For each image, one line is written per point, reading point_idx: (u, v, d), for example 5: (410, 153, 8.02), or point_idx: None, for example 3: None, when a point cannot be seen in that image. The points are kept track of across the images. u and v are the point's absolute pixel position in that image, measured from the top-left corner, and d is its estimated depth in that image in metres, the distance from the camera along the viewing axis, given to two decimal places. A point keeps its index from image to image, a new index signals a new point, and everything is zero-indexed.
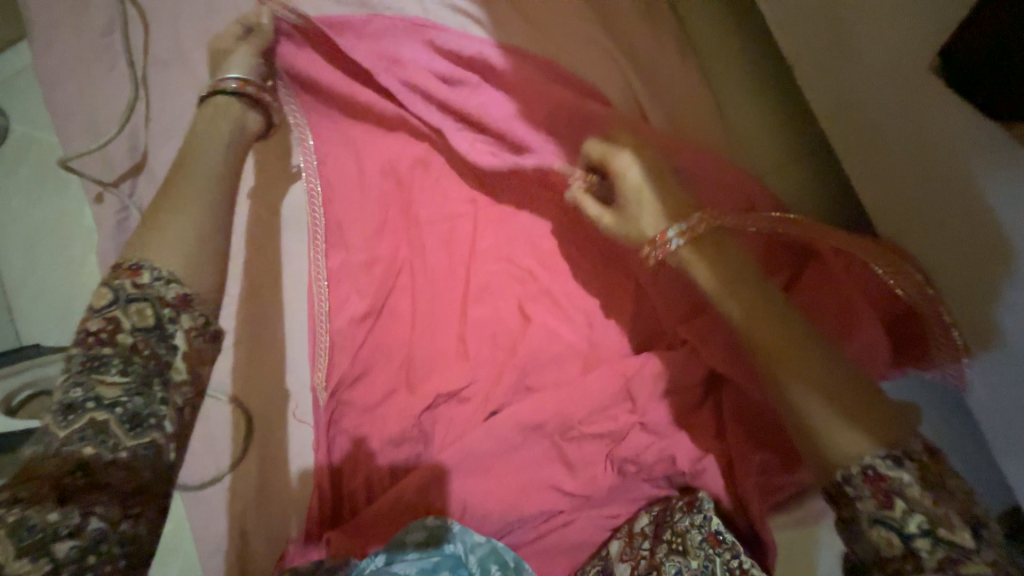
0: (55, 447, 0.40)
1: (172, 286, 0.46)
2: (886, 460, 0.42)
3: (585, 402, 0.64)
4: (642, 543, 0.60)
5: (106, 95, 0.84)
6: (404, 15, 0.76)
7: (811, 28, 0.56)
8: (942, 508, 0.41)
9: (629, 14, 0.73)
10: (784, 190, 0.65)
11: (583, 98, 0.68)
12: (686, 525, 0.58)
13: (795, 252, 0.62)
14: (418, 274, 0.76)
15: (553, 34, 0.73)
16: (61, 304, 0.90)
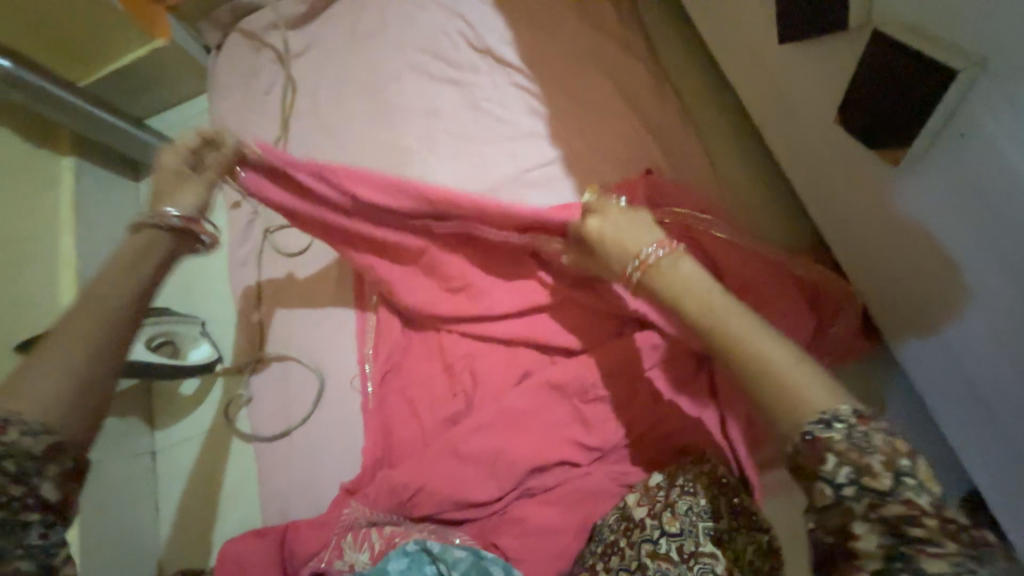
0: None
1: (40, 437, 0.43)
2: (818, 425, 0.43)
3: (600, 369, 0.80)
4: (658, 492, 0.68)
5: (257, 134, 1.16)
6: (480, 87, 1.06)
7: (768, 100, 0.79)
8: (867, 459, 0.41)
9: (644, 93, 1.00)
10: (760, 223, 0.89)
11: (608, 152, 0.95)
12: (696, 472, 0.68)
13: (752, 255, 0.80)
14: None
15: (588, 107, 1.00)
16: (186, 284, 1.15)
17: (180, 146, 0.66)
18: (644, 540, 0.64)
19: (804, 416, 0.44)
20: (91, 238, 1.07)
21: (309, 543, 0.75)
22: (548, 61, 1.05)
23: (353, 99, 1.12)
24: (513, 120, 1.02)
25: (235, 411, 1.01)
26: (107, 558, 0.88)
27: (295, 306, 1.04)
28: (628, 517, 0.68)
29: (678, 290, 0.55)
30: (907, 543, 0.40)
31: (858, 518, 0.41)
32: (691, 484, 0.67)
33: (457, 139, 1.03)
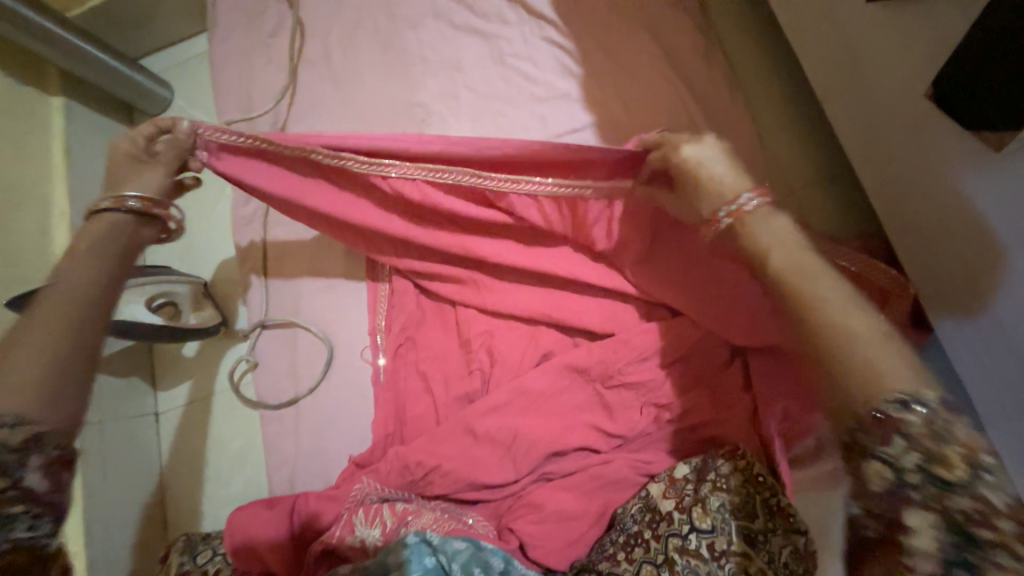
0: None
1: (18, 431, 0.45)
2: (896, 405, 0.43)
3: (626, 354, 0.75)
4: (685, 485, 0.68)
5: (262, 83, 1.07)
6: (509, 42, 0.96)
7: (833, 70, 0.72)
8: (943, 448, 0.43)
9: (691, 56, 0.90)
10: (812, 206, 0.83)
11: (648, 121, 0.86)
12: (729, 468, 0.67)
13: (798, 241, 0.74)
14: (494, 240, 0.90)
15: (627, 69, 0.91)
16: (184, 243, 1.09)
17: (137, 133, 0.67)
18: (671, 534, 0.65)
19: (879, 392, 0.44)
20: (85, 188, 1.00)
21: (318, 517, 0.74)
22: (584, 13, 0.95)
23: (368, 48, 1.02)
24: (543, 80, 0.93)
25: (238, 377, 0.98)
26: (114, 518, 0.87)
27: (303, 271, 0.99)
28: (654, 509, 0.68)
29: (767, 246, 0.54)
30: (968, 544, 0.41)
31: (918, 504, 0.43)
32: (722, 482, 0.66)
33: (481, 97, 0.94)
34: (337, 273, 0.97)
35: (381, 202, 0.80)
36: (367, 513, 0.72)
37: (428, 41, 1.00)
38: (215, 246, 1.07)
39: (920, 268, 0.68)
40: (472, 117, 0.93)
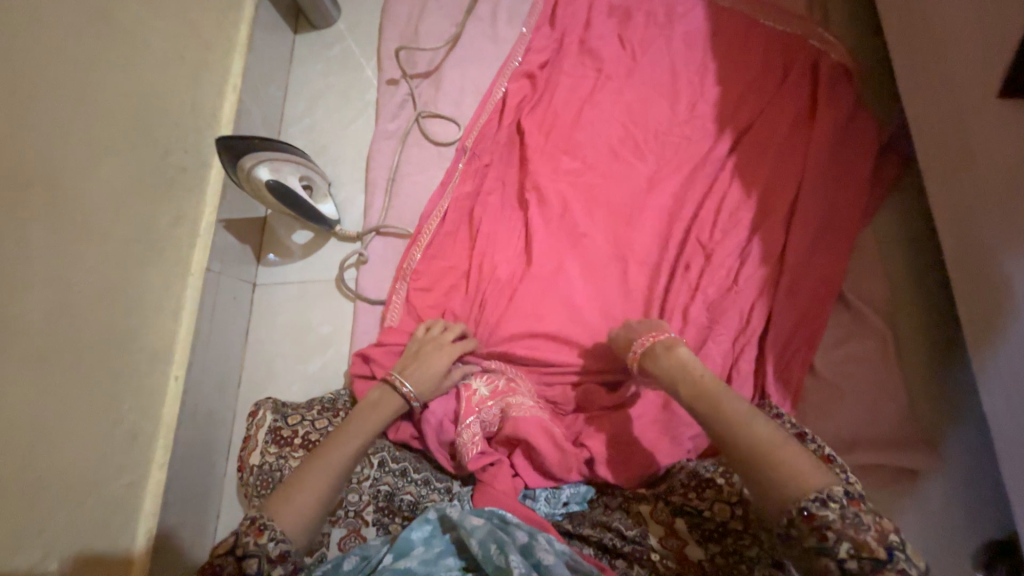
0: (252, 439, 0.82)
1: (289, 416, 0.84)
2: (815, 502, 0.53)
3: (700, 318, 0.88)
4: None
5: (432, 25, 1.18)
6: (648, 34, 1.09)
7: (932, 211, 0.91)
8: (863, 535, 0.52)
9: (833, 74, 0.97)
10: (808, 214, 0.89)
11: (784, 123, 0.95)
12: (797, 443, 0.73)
13: (794, 245, 0.88)
14: (604, 188, 0.98)
15: (769, 76, 1.01)
16: (331, 151, 1.17)
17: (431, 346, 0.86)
18: (720, 499, 0.71)
19: (804, 492, 0.55)
20: (253, 87, 1.11)
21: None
22: (721, 21, 1.07)
23: (513, 10, 1.17)
24: (673, 78, 1.05)
25: (344, 269, 1.06)
26: (258, 367, 1.04)
27: (413, 186, 1.08)
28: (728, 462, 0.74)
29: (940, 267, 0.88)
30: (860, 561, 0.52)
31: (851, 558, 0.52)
32: None
33: (616, 78, 1.06)
34: (451, 186, 1.04)
35: (552, 142, 1.02)
36: (460, 381, 0.85)
37: (569, 14, 1.12)
38: (356, 157, 1.15)
39: (791, 273, 0.87)
40: (609, 93, 1.05)
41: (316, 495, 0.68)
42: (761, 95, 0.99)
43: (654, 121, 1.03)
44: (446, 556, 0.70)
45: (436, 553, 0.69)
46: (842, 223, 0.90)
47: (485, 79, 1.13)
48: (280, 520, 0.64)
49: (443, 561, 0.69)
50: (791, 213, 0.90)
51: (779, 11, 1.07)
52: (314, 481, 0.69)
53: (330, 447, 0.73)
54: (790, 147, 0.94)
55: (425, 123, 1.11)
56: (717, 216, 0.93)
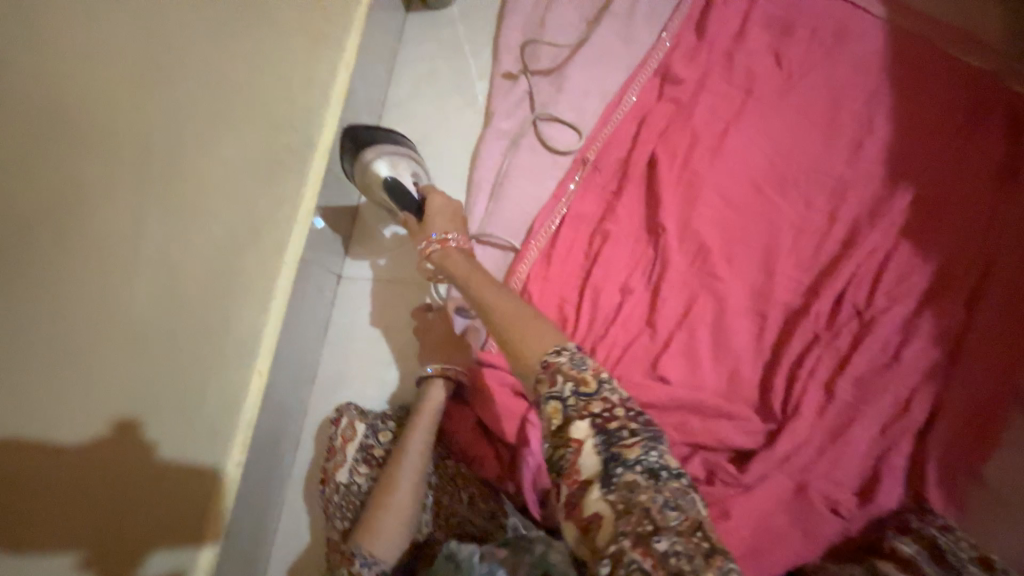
0: (340, 451, 0.80)
1: (379, 434, 0.81)
2: None
3: (848, 395, 0.76)
4: (916, 564, 0.63)
5: (560, 18, 1.07)
6: (813, 53, 0.95)
7: None
8: None
9: None
10: (996, 296, 0.75)
11: (971, 184, 0.82)
12: (978, 570, 0.61)
13: (971, 332, 0.75)
14: (742, 231, 0.88)
15: (959, 122, 0.86)
16: (434, 143, 1.10)
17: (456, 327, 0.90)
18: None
19: None
20: (365, 66, 1.04)
21: (512, 427, 0.80)
22: (904, 50, 0.92)
23: (654, 11, 1.05)
24: (839, 107, 0.91)
25: None
26: (337, 364, 0.99)
27: (521, 194, 0.99)
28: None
29: None
30: None
31: None
32: (962, 563, 0.62)
33: (769, 101, 0.93)
34: (565, 202, 0.95)
35: (687, 169, 0.91)
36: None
37: (720, 22, 0.99)
38: (461, 155, 1.07)
39: (968, 363, 0.74)
40: (760, 118, 0.92)
41: (399, 517, 0.70)
42: (946, 144, 0.85)
43: (810, 156, 0.89)
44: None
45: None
46: None
47: (614, 85, 1.02)
48: (372, 545, 0.69)
49: None
50: (972, 293, 0.77)
51: (977, 45, 0.91)
52: (391, 506, 0.71)
53: (395, 471, 0.73)
54: (978, 213, 0.80)
55: (542, 126, 1.01)
56: (879, 280, 0.80)
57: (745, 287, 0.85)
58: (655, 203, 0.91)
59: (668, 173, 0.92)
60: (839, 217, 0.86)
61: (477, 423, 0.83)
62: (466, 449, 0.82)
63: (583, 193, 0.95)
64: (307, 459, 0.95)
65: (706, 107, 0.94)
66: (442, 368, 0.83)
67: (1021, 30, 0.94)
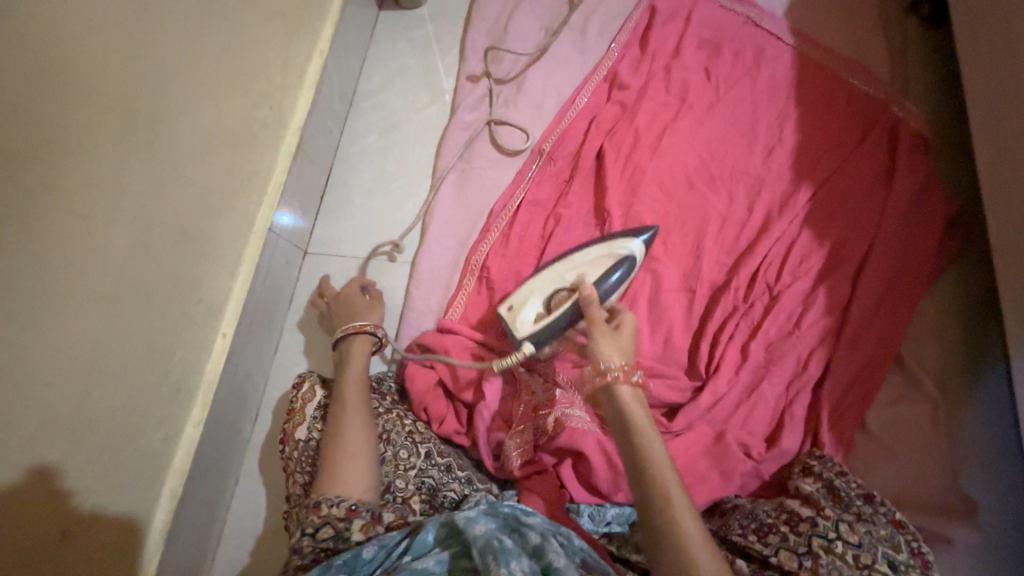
0: (302, 414, 0.84)
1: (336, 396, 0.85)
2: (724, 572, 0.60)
3: (759, 357, 0.89)
4: (816, 500, 0.75)
5: (521, 27, 1.18)
6: (736, 72, 1.10)
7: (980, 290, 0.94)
8: None
9: (911, 144, 1.00)
10: (874, 274, 0.91)
11: (857, 184, 0.98)
12: (863, 505, 0.74)
13: (853, 305, 0.90)
14: (676, 218, 1.00)
15: (849, 135, 1.03)
16: (401, 133, 1.17)
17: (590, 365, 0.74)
18: (785, 547, 0.70)
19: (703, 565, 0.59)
20: (335, 56, 1.10)
21: (470, 386, 0.86)
22: (809, 74, 1.10)
23: (604, 27, 1.18)
24: (755, 118, 1.07)
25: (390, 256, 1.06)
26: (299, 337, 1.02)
27: (482, 181, 1.07)
28: (791, 512, 0.74)
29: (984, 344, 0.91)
30: None
31: None
32: (850, 499, 0.75)
33: (699, 109, 1.07)
34: (523, 189, 1.04)
35: (629, 163, 1.04)
36: (522, 385, 0.86)
37: (659, 41, 1.13)
38: (427, 144, 1.15)
39: (852, 330, 0.89)
40: (693, 124, 1.06)
41: (357, 456, 0.74)
42: (838, 152, 1.02)
43: (733, 157, 1.04)
44: (462, 559, 0.66)
45: (453, 555, 0.66)
46: (903, 290, 0.92)
47: (568, 89, 1.13)
48: (342, 488, 0.71)
49: (460, 563, 0.66)
50: (855, 272, 0.92)
51: (864, 72, 1.10)
52: (347, 448, 0.74)
53: (341, 415, 0.78)
54: (862, 207, 0.97)
55: (497, 128, 1.10)
56: (785, 262, 0.94)
57: (678, 267, 0.97)
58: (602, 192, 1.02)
59: (613, 166, 1.03)
60: (756, 209, 1.00)
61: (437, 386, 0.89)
62: (426, 410, 0.86)
63: (539, 181, 1.05)
64: (266, 427, 0.96)
65: (646, 111, 1.07)
66: (361, 327, 0.87)
67: (901, 62, 1.14)
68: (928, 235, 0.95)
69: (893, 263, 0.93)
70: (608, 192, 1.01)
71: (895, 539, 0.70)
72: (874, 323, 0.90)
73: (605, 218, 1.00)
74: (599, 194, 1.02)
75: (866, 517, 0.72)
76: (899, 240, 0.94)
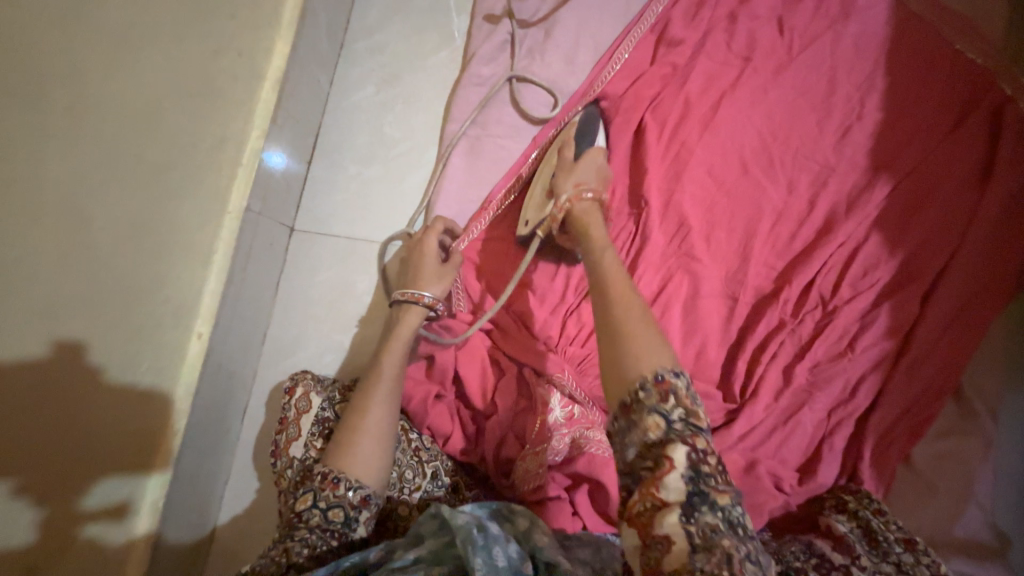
0: (296, 428, 0.73)
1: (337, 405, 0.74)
2: (667, 373, 0.53)
3: (804, 381, 0.79)
4: (849, 544, 0.66)
5: None
6: (817, 27, 0.89)
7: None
8: (696, 430, 0.51)
9: (1019, 133, 0.83)
10: (946, 293, 0.79)
11: (944, 180, 0.83)
12: (904, 554, 0.65)
13: (914, 328, 0.79)
14: (724, 211, 0.86)
15: (944, 116, 0.86)
16: (402, 85, 0.97)
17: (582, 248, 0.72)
18: None
19: (646, 368, 0.53)
20: None
21: (479, 398, 0.79)
22: (906, 33, 0.89)
23: None
24: (833, 88, 0.88)
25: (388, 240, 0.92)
26: (289, 327, 0.91)
27: (497, 153, 0.91)
28: (823, 557, 0.65)
29: None
30: (699, 477, 0.49)
31: (660, 438, 0.50)
32: (889, 546, 0.66)
33: (766, 74, 0.88)
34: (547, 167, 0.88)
35: (675, 141, 0.87)
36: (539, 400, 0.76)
37: None
38: (433, 102, 0.96)
39: (913, 356, 0.78)
40: (756, 93, 0.87)
41: (376, 436, 0.65)
42: (928, 138, 0.85)
43: (799, 138, 0.87)
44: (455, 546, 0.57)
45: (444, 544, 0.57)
46: (972, 311, 0.80)
47: (606, 39, 0.93)
48: (354, 471, 0.62)
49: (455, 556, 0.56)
50: (924, 289, 0.80)
51: (973, 35, 0.89)
52: (369, 423, 0.65)
53: (369, 389, 0.69)
54: (945, 210, 0.82)
55: (517, 87, 0.91)
56: (847, 272, 0.82)
57: (721, 270, 0.84)
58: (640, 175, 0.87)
59: (655, 144, 0.86)
60: (820, 205, 0.85)
61: (440, 398, 0.80)
62: (431, 423, 0.78)
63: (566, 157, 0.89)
64: (256, 424, 0.89)
65: (701, 74, 0.88)
66: (419, 296, 0.75)
67: (1018, 22, 0.92)
68: (1014, 247, 0.81)
69: (972, 279, 0.80)
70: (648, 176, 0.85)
71: None
72: (936, 349, 0.79)
73: (641, 208, 0.85)
74: (636, 178, 0.87)
75: (907, 568, 0.63)
76: (983, 253, 0.80)
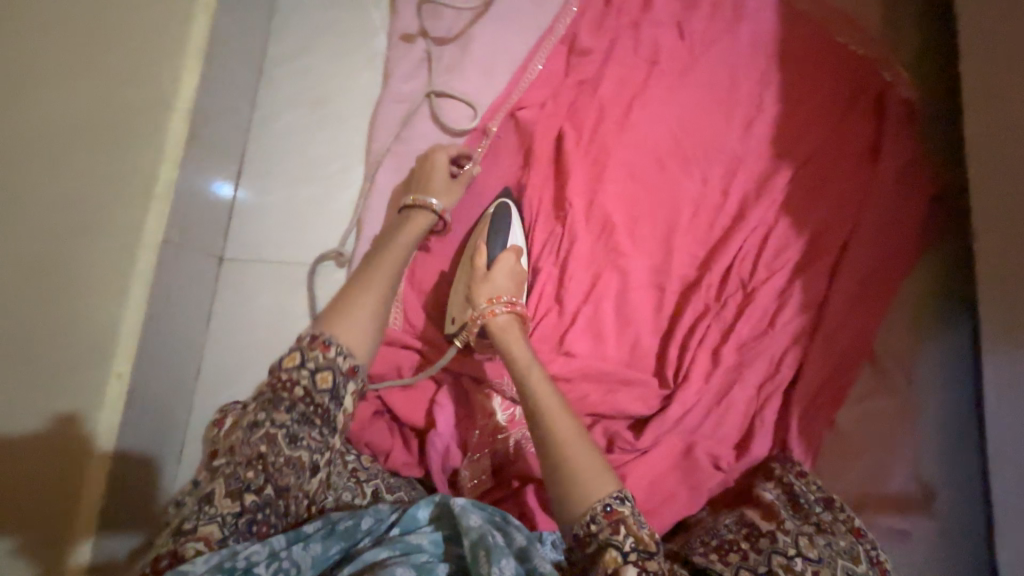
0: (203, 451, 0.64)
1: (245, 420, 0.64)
2: (616, 500, 0.55)
3: (732, 361, 0.83)
4: (775, 509, 0.69)
5: None
6: (714, 29, 0.96)
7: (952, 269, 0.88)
8: (642, 531, 0.54)
9: (900, 115, 0.90)
10: (849, 267, 0.85)
11: (839, 163, 0.89)
12: (824, 513, 0.70)
13: (825, 301, 0.84)
14: (644, 207, 0.89)
15: (835, 104, 0.93)
16: (326, 107, 0.98)
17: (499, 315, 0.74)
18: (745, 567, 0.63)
19: (595, 495, 0.56)
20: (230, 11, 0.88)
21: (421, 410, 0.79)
22: (795, 31, 0.96)
23: None
24: (734, 85, 0.94)
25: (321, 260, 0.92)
26: (224, 357, 0.89)
27: None
28: (752, 526, 0.68)
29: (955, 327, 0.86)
30: None
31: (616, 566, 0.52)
32: (810, 508, 0.71)
33: (672, 76, 0.93)
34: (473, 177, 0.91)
35: (592, 143, 0.90)
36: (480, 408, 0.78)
37: None
38: (358, 122, 0.97)
39: (827, 327, 0.83)
40: (665, 94, 0.92)
41: (372, 310, 0.65)
42: (822, 125, 0.92)
43: (708, 132, 0.92)
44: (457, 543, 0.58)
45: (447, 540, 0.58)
46: (875, 280, 0.86)
47: (521, 51, 0.96)
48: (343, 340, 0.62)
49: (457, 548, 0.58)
50: (830, 264, 0.86)
51: (853, 30, 0.98)
52: (368, 300, 0.66)
53: (372, 269, 0.70)
54: (843, 190, 0.88)
55: (438, 102, 0.93)
56: (761, 255, 0.87)
57: (646, 263, 0.88)
58: (562, 178, 0.90)
59: (574, 147, 0.90)
60: (732, 193, 0.90)
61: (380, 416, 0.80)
62: (372, 443, 0.77)
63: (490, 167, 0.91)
64: (195, 461, 0.86)
65: (611, 79, 0.92)
66: (426, 201, 0.79)
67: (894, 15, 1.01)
68: (906, 217, 0.88)
69: (872, 252, 0.86)
70: (569, 179, 0.89)
71: (856, 550, 0.65)
72: (847, 319, 0.85)
73: (567, 210, 0.88)
74: (559, 181, 0.90)
75: (825, 527, 0.68)
76: (880, 226, 0.86)
